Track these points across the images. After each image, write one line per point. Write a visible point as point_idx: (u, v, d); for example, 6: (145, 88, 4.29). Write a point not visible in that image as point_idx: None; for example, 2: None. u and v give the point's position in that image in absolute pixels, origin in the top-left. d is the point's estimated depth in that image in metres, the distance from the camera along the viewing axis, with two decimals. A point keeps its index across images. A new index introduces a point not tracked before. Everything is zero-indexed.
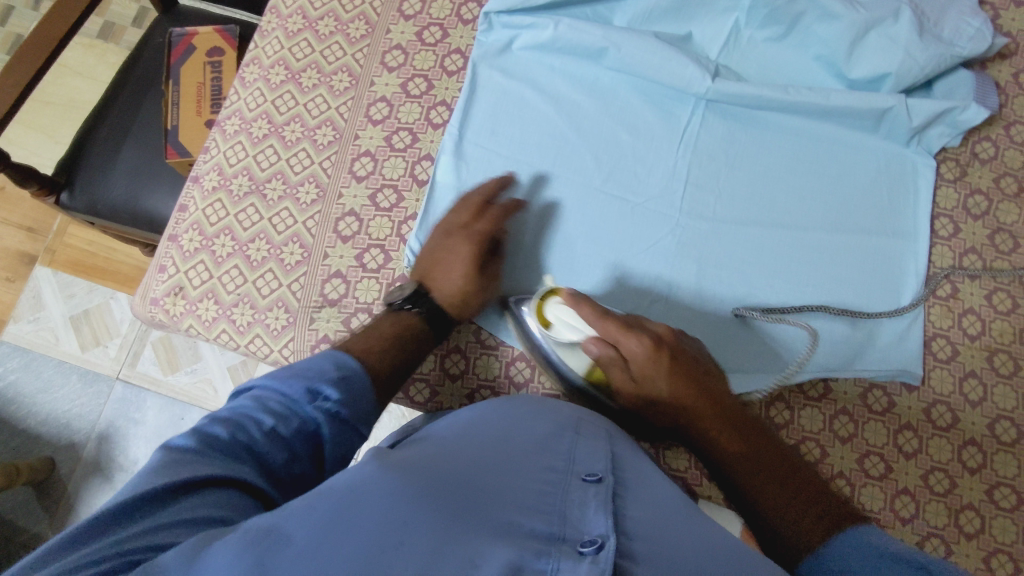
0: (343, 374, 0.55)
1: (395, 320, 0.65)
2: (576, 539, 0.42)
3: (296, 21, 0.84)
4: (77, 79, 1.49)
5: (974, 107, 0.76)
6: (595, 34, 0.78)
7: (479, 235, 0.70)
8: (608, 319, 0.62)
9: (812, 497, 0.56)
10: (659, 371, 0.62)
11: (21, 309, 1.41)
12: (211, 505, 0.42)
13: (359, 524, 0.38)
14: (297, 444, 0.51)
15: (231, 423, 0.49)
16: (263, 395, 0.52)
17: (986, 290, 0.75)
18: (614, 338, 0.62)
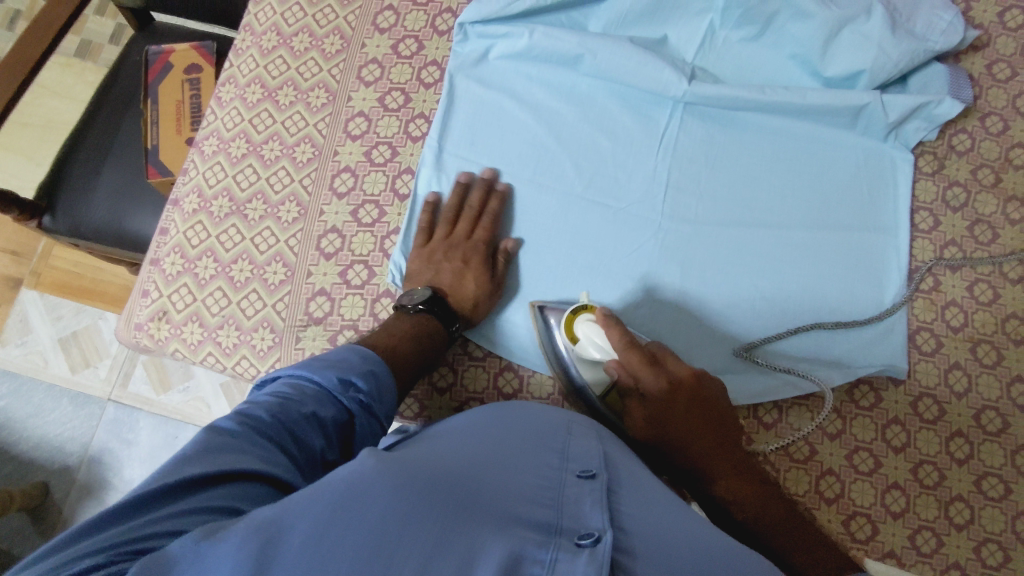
0: (370, 368, 0.57)
1: (412, 321, 0.66)
2: (573, 531, 0.42)
3: (271, 38, 0.84)
4: (55, 99, 1.48)
5: (948, 101, 0.76)
6: (570, 41, 0.78)
7: (478, 242, 0.72)
8: (635, 348, 0.64)
9: (819, 542, 0.56)
10: (676, 408, 0.63)
11: (8, 334, 1.40)
12: (238, 496, 0.42)
13: (361, 517, 0.38)
14: (332, 428, 0.53)
15: (273, 407, 0.50)
16: (292, 383, 0.54)
17: (968, 281, 0.76)
18: (638, 370, 0.64)
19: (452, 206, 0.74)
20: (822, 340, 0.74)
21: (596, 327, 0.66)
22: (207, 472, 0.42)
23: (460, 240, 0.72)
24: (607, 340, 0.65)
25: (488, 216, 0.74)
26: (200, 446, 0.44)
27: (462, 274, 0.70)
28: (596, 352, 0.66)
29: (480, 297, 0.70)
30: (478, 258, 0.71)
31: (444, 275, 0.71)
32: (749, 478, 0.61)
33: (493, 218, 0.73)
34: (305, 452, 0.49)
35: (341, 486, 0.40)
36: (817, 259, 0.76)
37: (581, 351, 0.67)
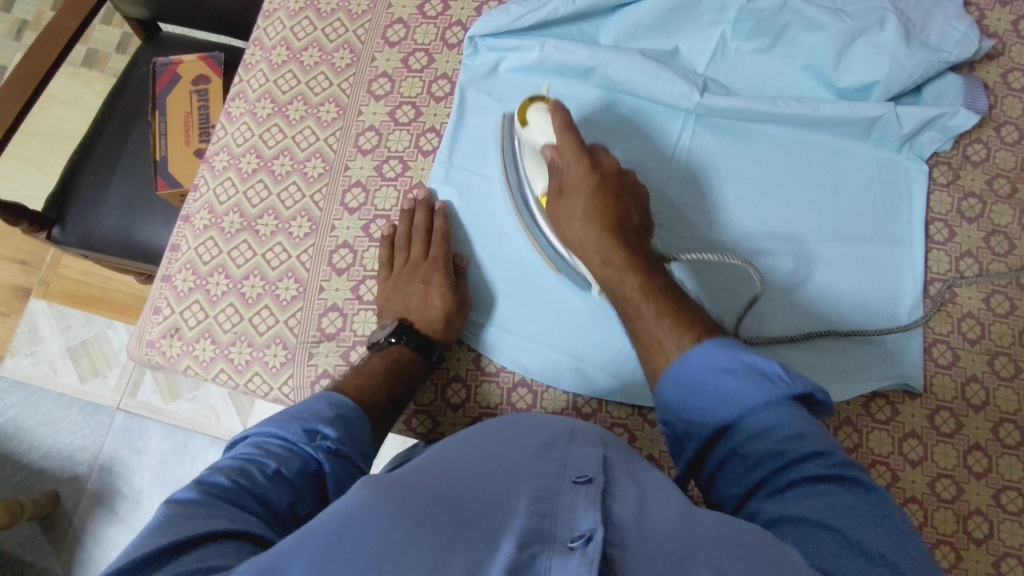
0: (339, 413, 0.58)
1: (381, 356, 0.67)
2: (566, 536, 0.40)
3: (280, 52, 0.84)
4: (63, 109, 1.48)
5: (963, 113, 0.76)
6: (580, 54, 0.77)
7: (438, 258, 0.72)
8: (568, 133, 0.67)
9: (679, 317, 0.58)
10: (588, 190, 0.65)
11: (17, 343, 1.40)
12: (218, 552, 0.41)
13: (352, 548, 0.38)
14: (301, 482, 0.53)
15: (234, 470, 0.50)
16: (258, 441, 0.55)
17: (984, 293, 0.75)
18: (567, 156, 0.67)
19: (403, 233, 0.74)
20: (837, 353, 0.73)
21: (546, 115, 0.69)
22: (178, 539, 0.41)
23: (419, 261, 0.72)
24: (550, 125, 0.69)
25: (438, 234, 0.73)
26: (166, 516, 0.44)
27: (428, 293, 0.70)
28: (539, 140, 0.70)
29: (450, 313, 0.69)
30: (438, 275, 0.70)
31: (412, 299, 0.71)
32: (638, 265, 0.62)
33: (444, 235, 0.73)
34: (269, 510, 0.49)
35: (335, 520, 0.40)
36: (830, 271, 0.75)
37: (530, 140, 0.71)
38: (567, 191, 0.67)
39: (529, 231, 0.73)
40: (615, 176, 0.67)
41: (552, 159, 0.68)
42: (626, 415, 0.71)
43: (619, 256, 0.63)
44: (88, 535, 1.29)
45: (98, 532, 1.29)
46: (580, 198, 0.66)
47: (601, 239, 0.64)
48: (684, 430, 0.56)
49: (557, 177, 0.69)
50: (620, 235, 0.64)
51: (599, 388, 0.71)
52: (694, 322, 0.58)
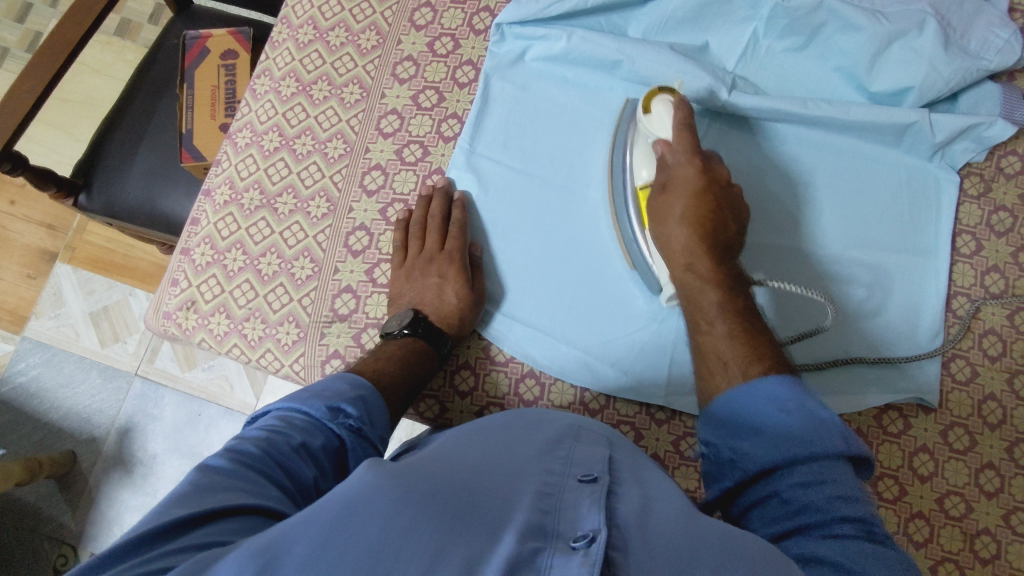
0: (360, 394, 0.59)
1: (399, 343, 0.67)
2: (568, 535, 0.41)
3: (307, 31, 0.84)
4: (96, 77, 1.50)
5: (1000, 124, 0.73)
6: (608, 46, 0.76)
7: (453, 253, 0.72)
8: (687, 132, 0.66)
9: (748, 338, 0.58)
10: (691, 198, 0.64)
11: (43, 305, 1.43)
12: (242, 529, 0.42)
13: (358, 524, 0.38)
14: (325, 459, 0.54)
15: (260, 439, 0.51)
16: (282, 415, 0.56)
17: (1008, 310, 0.73)
18: (680, 154, 0.66)
19: (418, 220, 0.74)
20: (846, 307, 0.73)
21: (670, 109, 0.68)
22: (204, 510, 0.42)
23: (434, 253, 0.72)
24: (670, 121, 0.67)
25: (455, 225, 0.73)
26: (191, 483, 0.45)
27: (441, 287, 0.70)
28: (654, 133, 0.69)
29: (463, 308, 0.70)
30: (453, 269, 0.71)
31: (426, 291, 0.71)
32: (721, 279, 0.62)
33: (461, 225, 0.73)
34: (295, 483, 0.50)
35: (341, 499, 0.41)
36: (849, 277, 0.74)
37: (647, 129, 0.70)
38: (669, 190, 0.66)
39: (617, 218, 0.72)
40: (724, 187, 0.65)
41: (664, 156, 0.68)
42: (631, 410, 0.71)
43: (707, 263, 0.63)
44: (102, 495, 1.32)
45: (111, 492, 1.32)
46: (681, 199, 0.65)
47: (691, 243, 0.64)
48: (729, 457, 0.53)
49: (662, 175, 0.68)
50: (712, 240, 0.64)
51: (607, 384, 0.71)
52: (759, 349, 0.58)
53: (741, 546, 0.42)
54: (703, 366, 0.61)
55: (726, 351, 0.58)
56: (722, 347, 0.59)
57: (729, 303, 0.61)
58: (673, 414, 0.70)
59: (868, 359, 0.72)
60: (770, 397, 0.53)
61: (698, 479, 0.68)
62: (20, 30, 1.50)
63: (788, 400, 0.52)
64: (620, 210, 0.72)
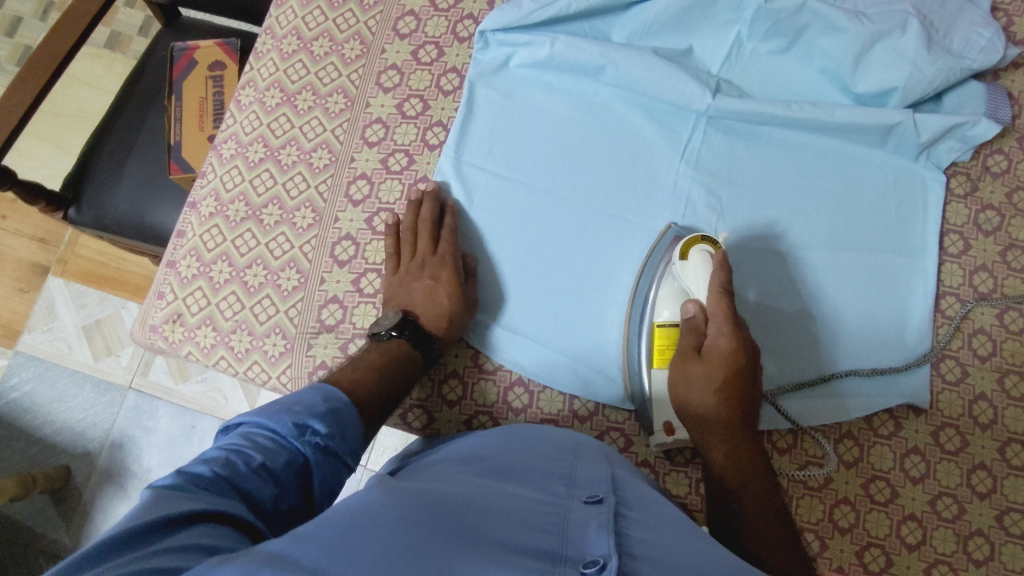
0: (331, 408, 0.56)
1: (381, 351, 0.66)
2: (578, 559, 0.40)
3: (291, 42, 0.84)
4: (85, 90, 1.50)
5: (985, 122, 0.73)
6: (591, 52, 0.76)
7: (448, 256, 0.72)
8: (725, 301, 0.62)
9: (784, 541, 0.55)
10: (728, 372, 0.61)
11: (35, 319, 1.43)
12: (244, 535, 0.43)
13: (366, 537, 0.38)
14: (286, 477, 0.51)
15: (218, 461, 0.48)
16: (244, 432, 0.53)
17: (998, 309, 0.73)
18: (718, 321, 0.62)
19: (409, 225, 0.74)
20: (835, 310, 0.73)
21: (709, 264, 0.64)
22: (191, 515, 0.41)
23: (428, 257, 0.72)
24: (708, 280, 0.64)
25: (447, 230, 0.73)
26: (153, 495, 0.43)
27: (434, 292, 0.70)
28: (689, 286, 0.66)
29: (454, 314, 0.70)
30: (447, 272, 0.71)
31: (417, 294, 0.71)
32: (753, 464, 0.59)
33: (454, 230, 0.73)
34: (250, 505, 0.48)
35: (349, 517, 0.41)
36: (836, 279, 0.74)
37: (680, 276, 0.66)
38: (704, 356, 0.62)
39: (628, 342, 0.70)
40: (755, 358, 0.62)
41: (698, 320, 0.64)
42: (620, 416, 0.71)
43: (740, 448, 0.60)
44: (96, 510, 1.31)
45: (106, 507, 1.31)
46: (716, 371, 0.61)
47: (720, 420, 0.60)
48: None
49: (693, 335, 0.64)
50: (744, 418, 0.61)
51: (595, 392, 0.71)
52: (789, 560, 0.54)
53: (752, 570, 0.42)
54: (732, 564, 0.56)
55: (763, 557, 0.54)
56: (750, 547, 0.55)
57: (759, 492, 0.58)
58: None
59: (860, 369, 0.71)
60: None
61: (688, 485, 0.68)
62: (9, 44, 1.50)
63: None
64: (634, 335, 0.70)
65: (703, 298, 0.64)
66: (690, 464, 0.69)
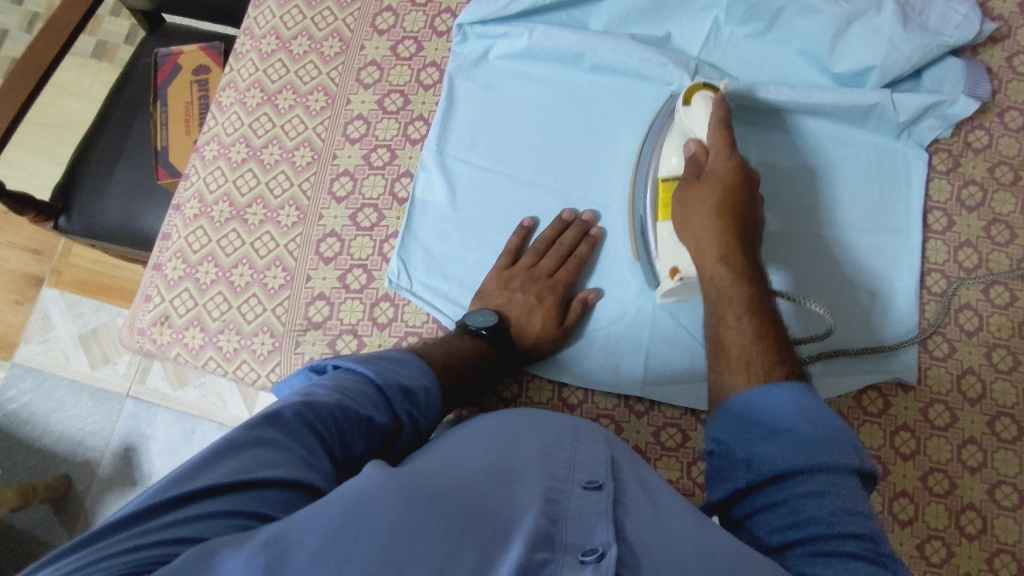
0: (426, 383, 0.60)
1: (474, 343, 0.67)
2: (578, 547, 0.41)
3: (270, 41, 0.84)
4: (72, 99, 1.50)
5: (963, 101, 0.74)
6: (569, 40, 0.77)
7: (557, 282, 0.71)
8: (723, 130, 0.66)
9: (771, 340, 0.57)
10: (724, 190, 0.64)
11: (31, 330, 1.43)
12: (264, 502, 0.43)
13: (368, 522, 0.38)
14: (378, 438, 0.54)
15: (337, 398, 0.52)
16: (353, 376, 0.57)
17: (983, 285, 0.73)
18: (716, 149, 0.66)
19: (545, 239, 0.73)
20: (824, 289, 0.73)
21: (709, 105, 0.68)
22: (239, 480, 0.42)
23: (541, 275, 0.71)
24: (708, 118, 0.67)
25: (576, 261, 0.72)
26: (249, 433, 0.46)
27: (533, 311, 0.69)
28: (690, 128, 0.69)
29: (544, 339, 0.69)
30: (553, 298, 0.70)
31: (516, 305, 0.70)
32: (746, 276, 0.61)
33: (580, 265, 0.72)
34: (343, 451, 0.50)
35: (348, 498, 0.40)
36: (821, 264, 0.74)
37: (682, 121, 0.70)
38: (703, 180, 0.66)
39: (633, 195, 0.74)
40: (755, 186, 0.65)
41: (696, 153, 0.67)
42: (610, 404, 0.71)
43: (735, 259, 0.62)
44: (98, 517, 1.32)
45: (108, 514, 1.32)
46: (713, 190, 0.65)
47: (718, 237, 0.63)
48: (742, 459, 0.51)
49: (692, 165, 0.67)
50: (740, 239, 0.63)
51: (585, 377, 0.72)
52: (778, 353, 0.56)
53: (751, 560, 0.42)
54: (720, 363, 0.58)
55: (751, 352, 0.57)
56: (739, 349, 0.57)
57: (752, 300, 0.60)
58: (652, 405, 0.71)
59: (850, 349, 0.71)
60: (788, 401, 0.51)
61: (680, 469, 0.68)
62: None
63: (804, 404, 0.51)
64: (638, 195, 0.74)
65: (702, 137, 0.68)
66: (682, 448, 0.69)
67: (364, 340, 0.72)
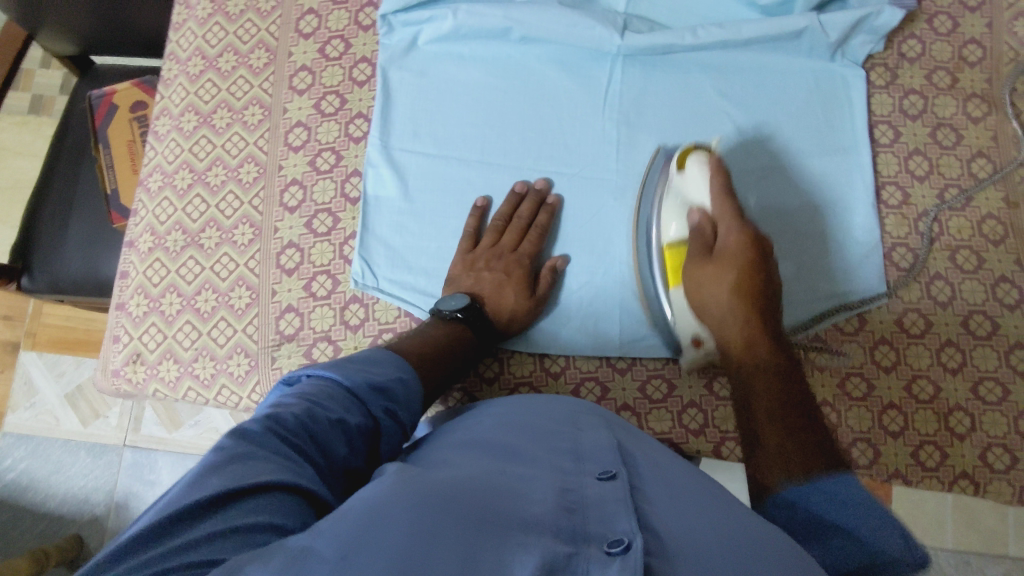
0: (400, 376, 0.60)
1: (448, 328, 0.67)
2: (602, 539, 0.39)
3: (196, 63, 0.83)
4: (18, 158, 1.48)
5: (888, 10, 0.74)
6: (495, 15, 0.76)
7: (520, 254, 0.72)
8: (730, 201, 0.65)
9: (808, 436, 0.54)
10: (739, 269, 0.63)
11: (16, 397, 1.41)
12: (267, 510, 0.41)
13: (390, 527, 0.38)
14: (359, 439, 0.53)
15: (304, 406, 0.51)
16: (321, 383, 0.55)
17: (937, 189, 0.74)
18: (725, 224, 0.65)
19: (501, 215, 0.73)
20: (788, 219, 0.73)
21: (705, 170, 0.67)
22: (233, 491, 0.41)
23: (504, 250, 0.72)
24: (709, 186, 0.66)
25: (537, 230, 0.72)
26: (223, 454, 0.44)
27: (503, 285, 0.70)
28: (690, 194, 0.68)
29: (518, 312, 0.70)
30: (520, 270, 0.71)
31: (485, 285, 0.70)
32: (773, 361, 0.60)
33: (541, 233, 0.72)
34: (326, 457, 0.49)
35: (367, 507, 0.40)
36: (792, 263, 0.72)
37: (681, 188, 0.69)
38: (717, 258, 0.65)
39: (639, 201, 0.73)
40: (768, 248, 0.64)
41: (702, 225, 0.66)
42: (591, 366, 0.72)
43: (760, 347, 0.61)
44: None
45: None
46: (731, 267, 0.63)
47: (746, 320, 0.62)
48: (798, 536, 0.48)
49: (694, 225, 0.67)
50: (762, 311, 0.63)
51: (565, 344, 0.72)
52: (818, 453, 0.52)
53: (775, 547, 0.40)
54: (757, 456, 0.55)
55: (785, 442, 0.54)
56: (782, 444, 0.54)
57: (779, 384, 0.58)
58: (632, 360, 0.71)
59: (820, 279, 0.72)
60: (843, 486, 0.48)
61: (670, 420, 0.69)
62: None
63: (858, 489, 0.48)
64: (643, 267, 0.72)
65: (706, 205, 0.67)
66: (669, 398, 0.70)
67: (340, 345, 0.72)
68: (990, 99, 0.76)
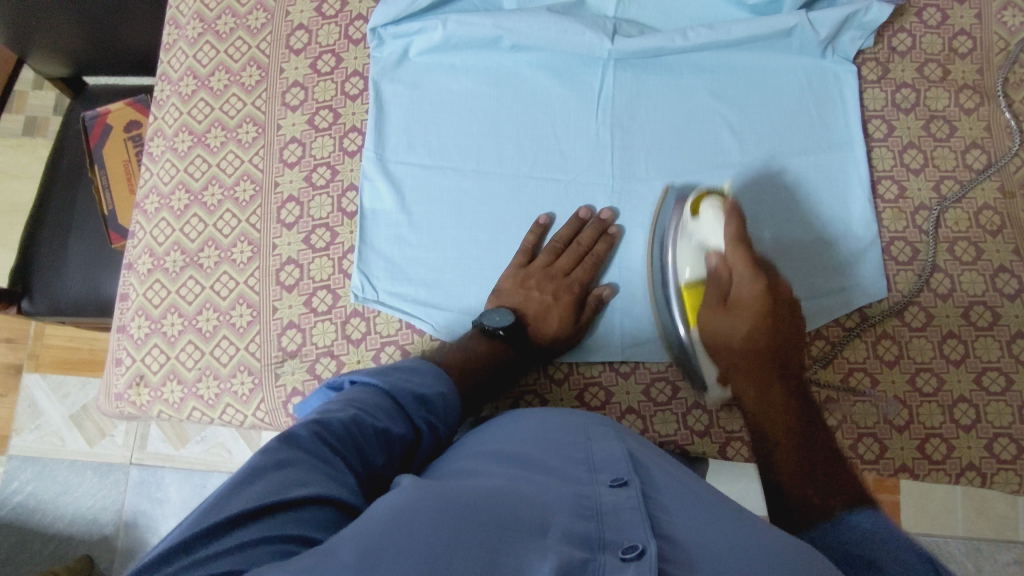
0: (441, 388, 0.60)
1: (490, 345, 0.67)
2: (618, 546, 0.40)
3: (188, 83, 0.83)
4: (15, 181, 1.48)
5: (876, 7, 0.74)
6: (485, 24, 0.76)
7: (572, 281, 0.72)
8: (743, 245, 0.65)
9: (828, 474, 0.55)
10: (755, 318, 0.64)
11: (21, 420, 1.41)
12: (306, 521, 0.41)
13: (411, 534, 0.38)
14: (398, 447, 0.53)
15: (352, 414, 0.51)
16: (367, 390, 0.56)
17: (932, 181, 0.75)
18: (739, 270, 0.65)
19: (562, 238, 0.73)
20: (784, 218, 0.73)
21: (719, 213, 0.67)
22: (271, 501, 0.41)
23: (558, 275, 0.71)
24: (722, 228, 0.66)
25: (593, 260, 0.72)
26: (266, 459, 0.44)
27: (549, 308, 0.70)
28: (706, 238, 0.68)
29: (559, 336, 0.70)
30: (569, 296, 0.71)
31: (534, 304, 0.70)
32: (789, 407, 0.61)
33: (597, 264, 0.72)
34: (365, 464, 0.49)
35: (387, 515, 0.40)
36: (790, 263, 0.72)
37: (695, 232, 0.69)
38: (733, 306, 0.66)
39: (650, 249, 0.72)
40: (785, 298, 0.65)
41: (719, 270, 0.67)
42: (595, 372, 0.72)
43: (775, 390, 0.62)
44: None
45: None
46: (745, 322, 0.65)
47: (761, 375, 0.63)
48: None
49: (717, 286, 0.67)
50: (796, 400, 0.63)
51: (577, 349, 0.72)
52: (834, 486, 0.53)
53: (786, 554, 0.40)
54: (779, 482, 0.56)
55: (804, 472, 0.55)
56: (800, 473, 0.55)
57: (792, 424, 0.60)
58: (635, 364, 0.72)
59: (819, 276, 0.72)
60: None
61: (676, 422, 0.70)
62: None
63: None
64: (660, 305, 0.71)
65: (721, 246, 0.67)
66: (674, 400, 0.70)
67: (343, 359, 0.72)
68: (982, 90, 0.76)
